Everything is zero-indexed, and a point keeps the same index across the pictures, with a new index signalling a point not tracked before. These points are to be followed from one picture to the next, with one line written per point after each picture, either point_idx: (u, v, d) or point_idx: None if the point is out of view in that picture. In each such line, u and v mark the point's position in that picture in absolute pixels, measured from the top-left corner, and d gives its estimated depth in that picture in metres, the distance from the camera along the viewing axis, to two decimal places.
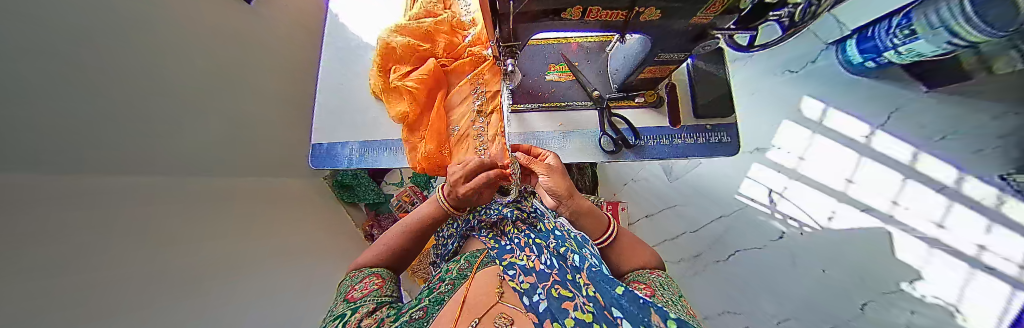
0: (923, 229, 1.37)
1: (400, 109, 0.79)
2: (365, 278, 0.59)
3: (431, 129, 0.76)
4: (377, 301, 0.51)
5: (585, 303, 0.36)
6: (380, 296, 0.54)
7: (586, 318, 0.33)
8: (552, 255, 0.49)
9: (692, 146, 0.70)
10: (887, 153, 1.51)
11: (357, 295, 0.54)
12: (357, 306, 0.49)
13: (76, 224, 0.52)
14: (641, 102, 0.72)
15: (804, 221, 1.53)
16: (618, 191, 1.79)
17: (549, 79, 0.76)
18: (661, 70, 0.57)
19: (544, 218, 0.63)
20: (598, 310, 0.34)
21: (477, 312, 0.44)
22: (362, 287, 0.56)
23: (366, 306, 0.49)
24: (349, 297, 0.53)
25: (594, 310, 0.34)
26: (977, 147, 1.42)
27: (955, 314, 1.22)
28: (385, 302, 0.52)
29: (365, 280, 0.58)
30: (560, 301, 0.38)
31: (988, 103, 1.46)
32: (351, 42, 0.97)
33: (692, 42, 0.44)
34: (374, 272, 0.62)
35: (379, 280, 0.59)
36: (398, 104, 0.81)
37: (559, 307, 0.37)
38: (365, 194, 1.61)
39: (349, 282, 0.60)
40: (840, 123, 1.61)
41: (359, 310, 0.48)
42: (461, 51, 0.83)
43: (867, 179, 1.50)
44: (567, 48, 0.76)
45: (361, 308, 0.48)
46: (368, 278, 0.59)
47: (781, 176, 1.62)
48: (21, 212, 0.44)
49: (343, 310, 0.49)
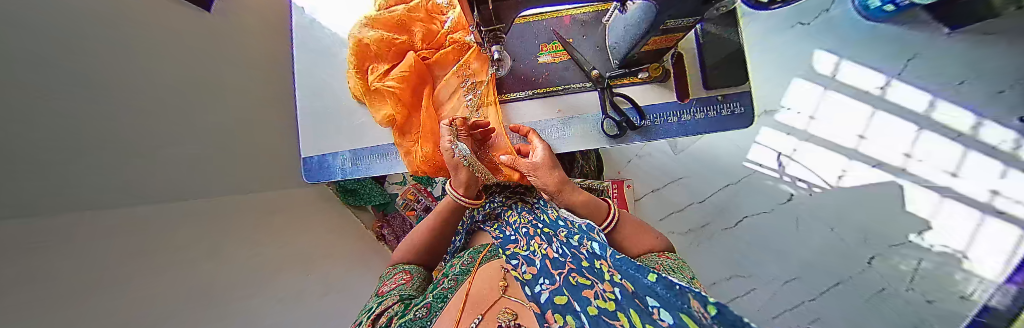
0: (934, 179, 1.31)
1: (385, 112, 0.75)
2: (396, 274, 0.59)
3: (423, 130, 0.72)
4: (398, 296, 0.51)
5: (607, 291, 0.33)
6: (405, 290, 0.54)
7: (609, 307, 0.32)
8: (563, 243, 0.47)
9: (703, 121, 0.65)
10: (906, 103, 1.41)
11: (387, 289, 0.55)
12: (381, 300, 0.51)
13: (44, 275, 0.50)
14: (646, 78, 0.66)
15: (813, 181, 1.49)
16: (623, 169, 1.76)
17: (542, 61, 0.70)
18: (665, 40, 0.51)
19: (546, 208, 0.60)
20: (622, 296, 0.30)
21: (481, 308, 0.46)
22: (392, 283, 0.57)
23: (389, 300, 0.50)
24: (380, 291, 0.55)
25: (616, 298, 0.32)
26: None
27: (961, 260, 1.20)
28: (404, 297, 0.51)
29: (397, 276, 0.59)
30: (582, 291, 0.37)
31: None
32: (326, 41, 0.89)
33: (703, 3, 0.38)
34: (406, 269, 0.61)
35: (409, 275, 0.58)
36: (382, 107, 0.75)
37: (581, 295, 0.36)
38: (370, 197, 1.59)
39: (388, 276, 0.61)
40: (853, 76, 1.52)
41: (381, 305, 0.49)
42: (442, 40, 0.74)
43: (880, 133, 1.43)
44: (558, 23, 0.69)
45: (383, 303, 0.49)
46: (399, 275, 0.59)
47: (791, 139, 1.57)
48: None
49: (372, 304, 0.51)
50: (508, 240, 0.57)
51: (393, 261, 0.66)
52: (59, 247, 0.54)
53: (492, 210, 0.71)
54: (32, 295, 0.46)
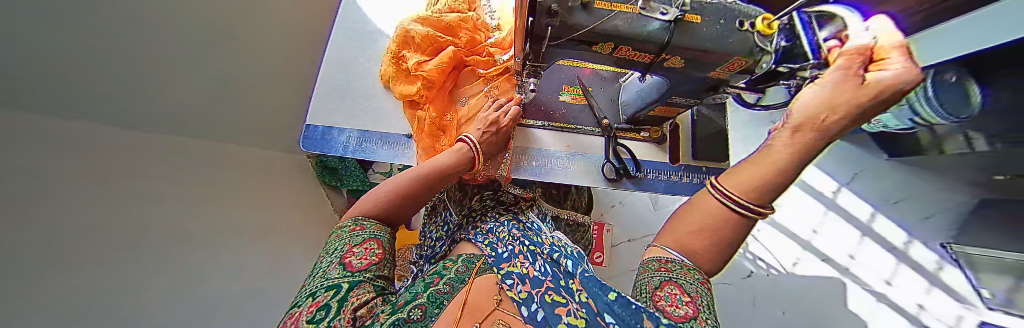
0: (873, 284, 1.38)
1: (408, 89, 0.79)
2: (365, 242, 0.49)
3: (435, 111, 0.77)
4: (373, 287, 0.44)
5: (580, 309, 0.38)
6: (376, 278, 0.46)
7: (580, 323, 0.35)
8: (546, 261, 0.51)
9: (687, 184, 0.74)
10: (850, 210, 1.59)
11: (356, 265, 0.45)
12: (356, 281, 0.42)
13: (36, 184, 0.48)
14: (646, 136, 0.76)
15: (771, 263, 1.58)
16: (606, 213, 1.80)
17: (562, 99, 0.78)
18: (668, 111, 0.60)
19: (540, 233, 0.64)
20: (591, 316, 0.37)
21: (478, 316, 0.41)
22: (356, 256, 0.47)
23: (364, 289, 0.42)
24: (346, 263, 0.45)
25: (587, 315, 0.37)
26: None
27: None
28: (379, 289, 0.45)
29: (364, 245, 0.49)
30: (554, 307, 0.39)
31: None
32: (367, 27, 0.95)
33: (706, 91, 0.47)
34: (375, 236, 0.52)
35: (382, 251, 0.50)
36: (406, 86, 0.79)
37: (553, 312, 0.38)
38: (349, 181, 1.54)
39: (335, 238, 0.52)
40: (814, 177, 1.72)
41: (356, 291, 0.41)
42: (481, 49, 0.82)
43: (831, 233, 1.57)
44: (582, 72, 0.78)
45: (359, 291, 0.41)
46: (368, 243, 0.50)
47: (757, 218, 1.70)
48: (11, 170, 0.44)
49: (337, 281, 0.42)
50: (501, 258, 0.54)
51: (359, 210, 0.57)
52: (51, 164, 0.53)
53: (480, 222, 0.70)
54: (32, 193, 0.46)
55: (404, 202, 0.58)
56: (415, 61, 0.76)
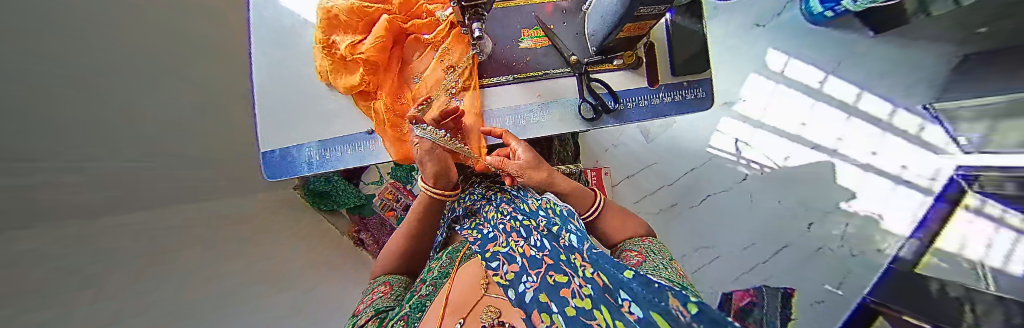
0: (858, 157, 1.46)
1: (351, 79, 0.72)
2: (376, 288, 0.60)
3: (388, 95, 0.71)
4: (374, 309, 0.51)
5: (584, 286, 0.28)
6: (382, 304, 0.53)
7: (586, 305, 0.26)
8: (545, 236, 0.41)
9: (668, 104, 0.71)
10: (835, 94, 1.58)
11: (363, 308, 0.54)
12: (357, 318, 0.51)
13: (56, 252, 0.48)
14: (620, 65, 0.70)
15: (763, 162, 1.60)
16: (600, 158, 1.79)
17: (523, 47, 0.72)
18: (638, 28, 0.55)
19: (527, 197, 0.56)
20: (597, 293, 0.25)
21: (462, 311, 0.43)
22: (370, 298, 0.56)
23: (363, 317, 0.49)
24: (358, 309, 0.54)
25: (593, 293, 0.26)
26: (925, 70, 1.49)
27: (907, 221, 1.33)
28: (382, 308, 0.51)
29: (375, 291, 0.58)
30: (559, 290, 0.30)
31: (916, 38, 1.52)
32: (289, 21, 0.82)
33: None
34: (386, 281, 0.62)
35: (388, 287, 0.59)
36: (349, 76, 0.73)
37: (558, 296, 0.30)
38: (343, 200, 1.50)
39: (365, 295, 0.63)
40: (797, 71, 1.65)
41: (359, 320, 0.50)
42: (419, 11, 0.72)
43: (818, 120, 1.57)
44: (538, 10, 0.71)
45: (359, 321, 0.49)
46: (379, 288, 0.59)
47: (745, 126, 1.67)
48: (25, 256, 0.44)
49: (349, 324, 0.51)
50: (485, 239, 0.50)
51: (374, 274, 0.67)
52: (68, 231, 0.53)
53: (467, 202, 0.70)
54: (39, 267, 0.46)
55: (407, 256, 0.68)
56: (349, 44, 0.69)
